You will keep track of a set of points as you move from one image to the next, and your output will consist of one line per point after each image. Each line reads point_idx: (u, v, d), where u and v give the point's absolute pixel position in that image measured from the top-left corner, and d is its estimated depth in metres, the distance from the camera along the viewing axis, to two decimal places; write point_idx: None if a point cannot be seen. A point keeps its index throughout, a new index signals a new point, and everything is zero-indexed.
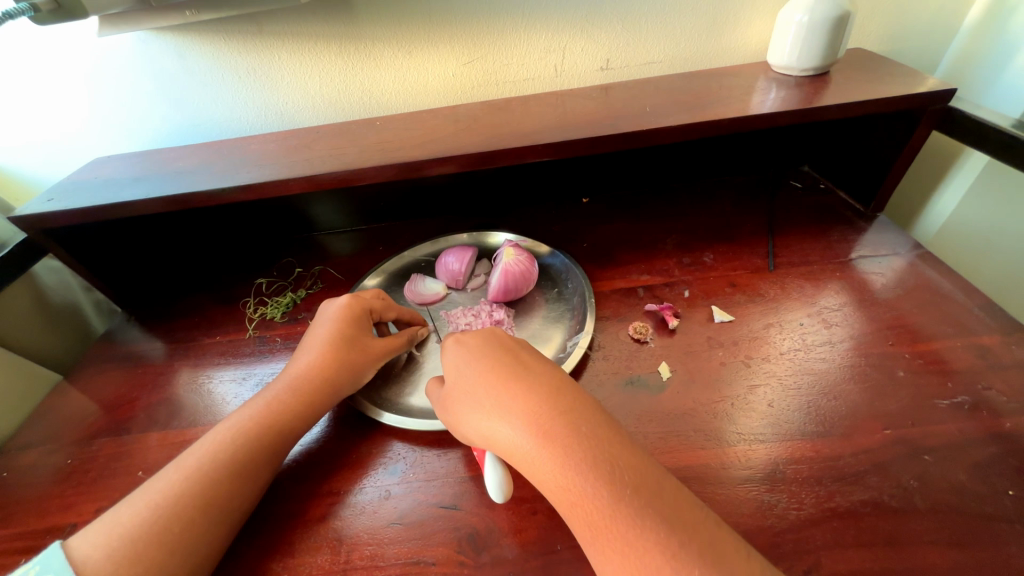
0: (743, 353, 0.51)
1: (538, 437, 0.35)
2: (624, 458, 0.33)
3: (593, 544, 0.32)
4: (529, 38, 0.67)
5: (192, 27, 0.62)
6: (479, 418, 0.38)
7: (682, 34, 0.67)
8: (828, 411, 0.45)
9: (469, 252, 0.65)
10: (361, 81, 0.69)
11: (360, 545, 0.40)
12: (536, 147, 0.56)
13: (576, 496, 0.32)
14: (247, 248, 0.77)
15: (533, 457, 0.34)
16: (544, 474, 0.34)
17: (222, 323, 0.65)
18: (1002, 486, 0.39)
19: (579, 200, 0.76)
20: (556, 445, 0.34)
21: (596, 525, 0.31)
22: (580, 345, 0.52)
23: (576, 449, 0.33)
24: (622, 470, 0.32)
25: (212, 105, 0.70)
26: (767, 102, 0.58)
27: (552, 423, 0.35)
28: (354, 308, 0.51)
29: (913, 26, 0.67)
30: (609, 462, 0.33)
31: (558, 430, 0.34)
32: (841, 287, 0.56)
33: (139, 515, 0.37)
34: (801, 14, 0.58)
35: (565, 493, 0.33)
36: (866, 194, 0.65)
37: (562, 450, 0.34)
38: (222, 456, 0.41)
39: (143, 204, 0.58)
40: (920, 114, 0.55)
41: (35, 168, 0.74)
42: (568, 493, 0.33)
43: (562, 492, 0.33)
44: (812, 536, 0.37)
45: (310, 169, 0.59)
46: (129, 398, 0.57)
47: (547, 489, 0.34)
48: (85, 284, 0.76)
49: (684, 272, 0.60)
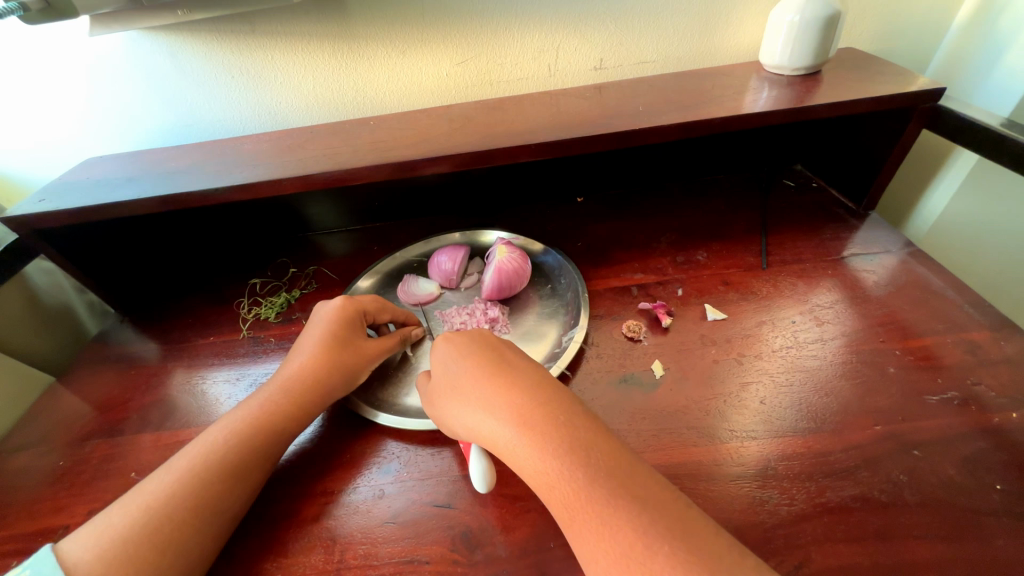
0: (735, 350, 0.51)
1: (519, 425, 0.35)
2: (600, 443, 0.33)
3: (572, 526, 0.32)
4: (522, 37, 0.67)
5: (183, 27, 0.61)
6: (464, 411, 0.39)
7: (675, 34, 0.68)
8: (820, 407, 0.45)
9: (461, 252, 0.65)
10: (355, 81, 0.69)
11: (354, 544, 0.40)
12: (529, 147, 0.56)
13: (553, 480, 0.33)
14: (241, 249, 0.76)
15: (514, 445, 0.35)
16: (525, 462, 0.34)
17: (216, 324, 0.65)
18: (990, 481, 0.39)
19: (573, 199, 0.76)
20: (534, 432, 0.34)
21: (571, 506, 0.32)
22: (576, 340, 0.53)
23: (552, 435, 0.34)
24: (592, 448, 0.33)
25: (205, 105, 0.69)
26: (760, 101, 0.58)
27: (533, 410, 0.35)
28: (346, 310, 0.51)
29: (905, 25, 0.67)
30: (585, 447, 0.33)
31: (537, 416, 0.35)
32: (833, 284, 0.56)
33: (131, 517, 0.37)
34: (792, 14, 0.58)
35: (543, 478, 0.33)
36: (858, 192, 0.65)
37: (542, 436, 0.34)
38: (213, 458, 0.41)
39: (135, 205, 0.58)
40: (910, 113, 0.55)
41: (28, 170, 0.74)
42: (546, 477, 0.33)
43: (540, 477, 0.33)
44: (803, 532, 0.37)
45: (304, 169, 0.58)
46: (121, 400, 0.57)
47: (528, 476, 0.34)
48: (78, 286, 0.75)
49: (677, 271, 0.61)
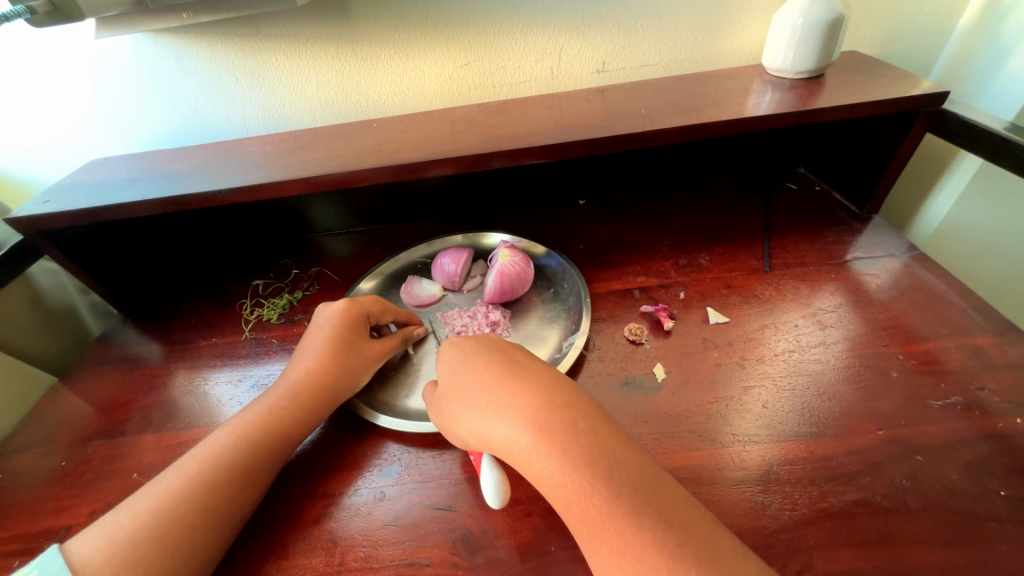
0: (738, 353, 0.51)
1: (534, 436, 0.35)
2: (620, 457, 0.33)
3: (588, 539, 0.32)
4: (525, 41, 0.67)
5: (189, 29, 0.62)
6: (476, 418, 0.38)
7: (678, 37, 0.68)
8: (823, 412, 0.45)
9: (465, 254, 0.65)
10: (358, 83, 0.69)
11: (355, 546, 0.40)
12: (532, 150, 0.56)
13: (572, 494, 0.33)
14: (243, 250, 0.77)
15: (530, 456, 0.35)
16: (540, 472, 0.34)
17: (219, 325, 0.65)
18: (994, 486, 0.39)
19: (576, 201, 0.76)
20: (551, 443, 0.34)
21: (590, 521, 0.32)
22: (576, 345, 0.52)
23: (570, 447, 0.33)
24: (613, 462, 0.33)
25: (209, 107, 0.70)
26: (763, 104, 0.58)
27: (545, 419, 0.35)
28: (352, 313, 0.51)
29: (909, 28, 0.67)
30: (604, 460, 0.33)
31: (554, 427, 0.34)
32: (836, 288, 0.56)
33: (133, 518, 0.37)
34: (795, 17, 0.58)
35: (562, 491, 0.33)
36: (861, 195, 0.65)
37: (559, 448, 0.34)
38: (215, 459, 0.41)
39: (139, 206, 0.58)
40: (914, 116, 0.55)
41: (32, 171, 0.74)
42: (564, 490, 0.33)
43: (558, 490, 0.33)
44: (805, 536, 0.37)
45: (307, 171, 0.59)
46: (124, 400, 0.57)
47: (544, 485, 0.34)
48: (81, 286, 0.74)
49: (679, 274, 0.61)
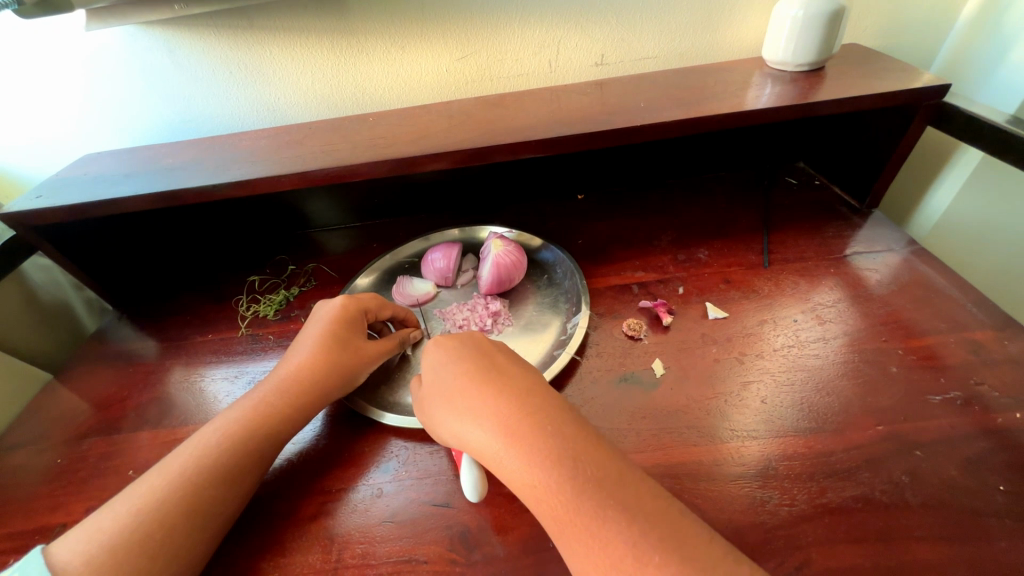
0: (737, 349, 0.51)
1: (505, 435, 0.35)
2: (589, 453, 0.33)
3: (562, 538, 0.31)
4: (521, 33, 0.66)
5: (181, 22, 0.61)
6: (450, 420, 0.38)
7: (678, 29, 0.67)
8: (823, 407, 0.45)
9: (455, 249, 0.65)
10: (354, 76, 0.69)
11: (352, 543, 0.40)
12: (529, 143, 0.56)
13: (542, 492, 0.32)
14: (239, 246, 0.76)
15: (501, 455, 0.34)
16: (511, 472, 0.34)
17: (215, 321, 0.65)
18: (993, 481, 0.39)
19: (574, 196, 0.75)
20: (521, 443, 0.34)
21: (561, 519, 0.31)
22: (581, 326, 0.53)
23: (540, 446, 0.33)
24: (582, 459, 0.33)
25: (203, 101, 0.69)
26: (763, 98, 0.57)
27: (521, 422, 0.35)
28: (348, 309, 0.50)
29: (910, 20, 0.67)
30: (573, 457, 0.33)
31: (525, 427, 0.34)
32: (836, 283, 0.56)
33: (127, 518, 0.37)
34: (796, 9, 0.57)
35: (532, 490, 0.33)
36: (861, 189, 0.64)
37: (529, 447, 0.33)
38: (211, 457, 0.41)
39: (132, 201, 0.57)
40: (915, 110, 0.55)
41: (22, 166, 0.73)
42: (534, 489, 0.33)
43: (529, 489, 0.33)
44: (805, 532, 0.37)
45: (303, 166, 0.58)
46: (119, 397, 0.57)
47: (515, 486, 0.34)
48: (76, 283, 0.75)
49: (678, 269, 0.60)
